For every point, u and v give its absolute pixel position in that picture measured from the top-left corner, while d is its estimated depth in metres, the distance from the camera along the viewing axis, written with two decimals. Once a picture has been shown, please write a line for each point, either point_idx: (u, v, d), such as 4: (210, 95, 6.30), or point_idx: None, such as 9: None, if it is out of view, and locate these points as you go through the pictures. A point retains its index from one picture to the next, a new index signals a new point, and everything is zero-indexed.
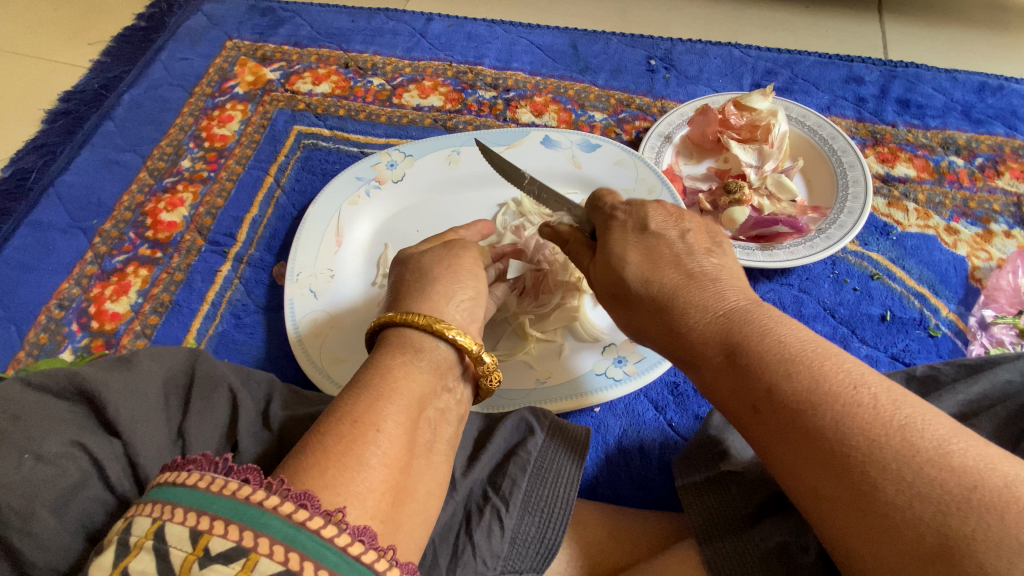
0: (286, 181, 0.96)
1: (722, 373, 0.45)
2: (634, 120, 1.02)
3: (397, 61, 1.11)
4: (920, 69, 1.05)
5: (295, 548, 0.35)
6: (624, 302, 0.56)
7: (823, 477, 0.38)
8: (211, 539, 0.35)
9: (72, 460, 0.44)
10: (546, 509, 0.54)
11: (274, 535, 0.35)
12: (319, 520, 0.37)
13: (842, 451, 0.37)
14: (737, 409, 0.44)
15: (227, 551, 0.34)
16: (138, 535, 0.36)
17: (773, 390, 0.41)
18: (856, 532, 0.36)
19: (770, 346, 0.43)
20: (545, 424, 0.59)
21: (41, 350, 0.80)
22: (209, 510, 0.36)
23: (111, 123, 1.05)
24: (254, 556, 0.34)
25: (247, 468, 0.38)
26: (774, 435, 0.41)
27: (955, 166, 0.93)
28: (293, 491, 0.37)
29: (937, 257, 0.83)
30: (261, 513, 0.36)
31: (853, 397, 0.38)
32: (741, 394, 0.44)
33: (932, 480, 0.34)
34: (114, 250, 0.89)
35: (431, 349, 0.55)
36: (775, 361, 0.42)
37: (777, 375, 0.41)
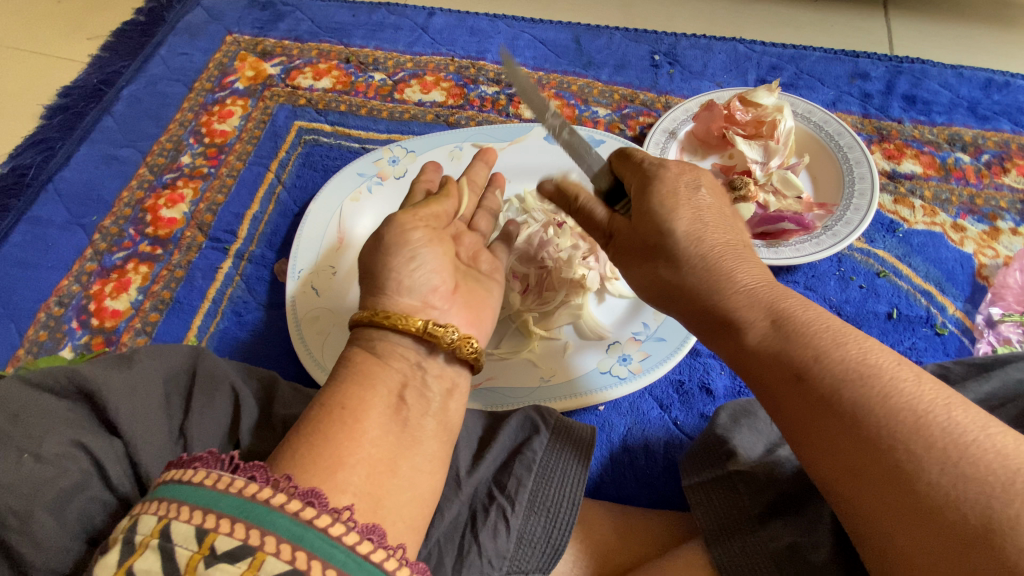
0: (287, 177, 0.95)
1: (765, 339, 0.45)
2: (637, 115, 1.01)
3: (399, 56, 1.10)
4: (926, 65, 1.04)
5: (301, 546, 0.35)
6: (658, 259, 0.53)
7: (863, 452, 0.38)
8: (217, 537, 0.35)
9: (73, 461, 0.44)
10: (552, 508, 0.53)
11: (280, 534, 0.35)
12: (327, 518, 0.37)
13: (889, 428, 0.38)
14: (773, 378, 0.44)
15: (233, 549, 0.35)
16: (144, 533, 0.36)
17: (821, 357, 0.42)
18: (895, 511, 0.36)
19: (814, 324, 0.44)
20: (550, 423, 0.58)
21: (41, 348, 0.79)
22: (215, 508, 0.36)
23: (111, 119, 1.04)
24: (260, 555, 0.35)
25: (252, 466, 0.38)
26: (814, 406, 0.41)
27: (962, 162, 0.92)
28: (299, 489, 0.38)
29: (943, 254, 0.83)
30: (267, 512, 0.36)
31: (900, 376, 0.39)
32: (782, 362, 0.43)
33: (976, 461, 0.35)
34: (114, 247, 0.88)
35: (398, 345, 0.53)
36: (824, 332, 0.43)
37: (827, 344, 0.42)
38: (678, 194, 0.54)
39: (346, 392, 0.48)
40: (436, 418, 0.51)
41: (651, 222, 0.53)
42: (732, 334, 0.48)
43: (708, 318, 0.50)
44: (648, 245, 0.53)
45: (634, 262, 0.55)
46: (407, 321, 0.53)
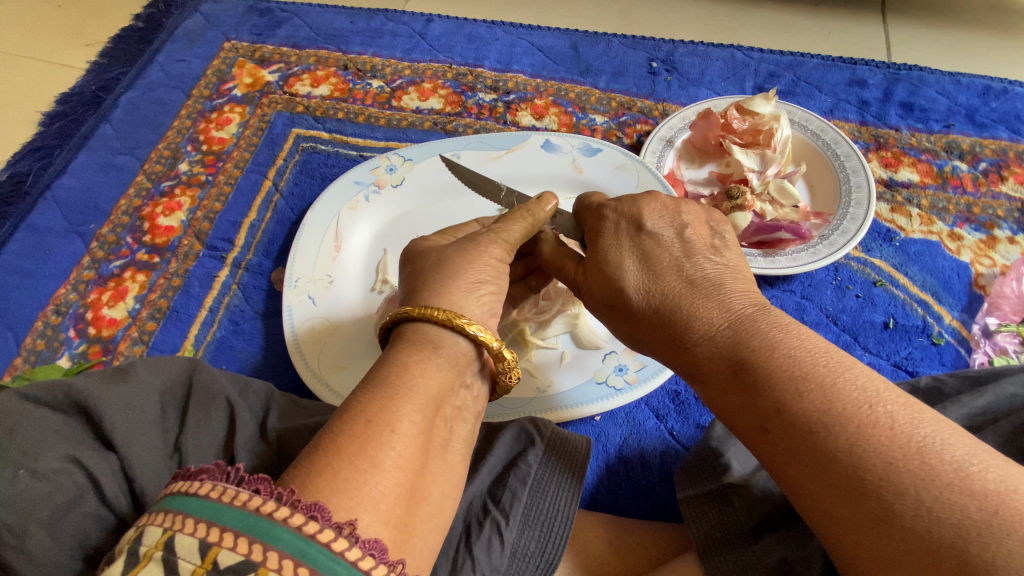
0: (285, 185, 0.95)
1: (730, 385, 0.46)
2: (635, 123, 1.01)
3: (397, 63, 1.10)
4: (923, 72, 1.04)
5: (305, 562, 0.33)
6: (619, 311, 0.55)
7: (836, 499, 0.38)
8: (219, 551, 0.32)
9: (67, 476, 0.44)
10: (546, 522, 0.53)
11: (284, 550, 0.33)
12: (330, 533, 0.34)
13: (858, 474, 0.37)
14: (744, 428, 0.45)
15: (235, 565, 0.32)
16: (149, 545, 0.33)
17: (784, 408, 0.41)
18: (869, 556, 0.36)
19: (779, 362, 0.43)
20: (545, 435, 0.58)
21: (38, 357, 0.79)
22: (219, 521, 0.34)
23: (109, 126, 1.04)
24: (262, 571, 0.32)
25: (258, 478, 0.35)
26: (784, 455, 0.41)
27: (959, 170, 0.92)
28: (304, 502, 0.35)
29: (940, 263, 0.83)
30: (271, 526, 0.33)
31: (869, 417, 0.38)
32: (750, 413, 0.44)
33: (951, 506, 0.34)
34: (111, 255, 0.88)
35: (451, 345, 0.50)
36: (785, 376, 0.42)
37: (790, 392, 0.41)
38: (625, 243, 0.55)
39: (383, 407, 0.43)
40: (465, 439, 0.51)
41: (607, 266, 0.55)
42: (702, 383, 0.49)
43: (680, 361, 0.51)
44: (605, 297, 0.56)
45: (595, 309, 0.59)
46: (465, 321, 0.51)
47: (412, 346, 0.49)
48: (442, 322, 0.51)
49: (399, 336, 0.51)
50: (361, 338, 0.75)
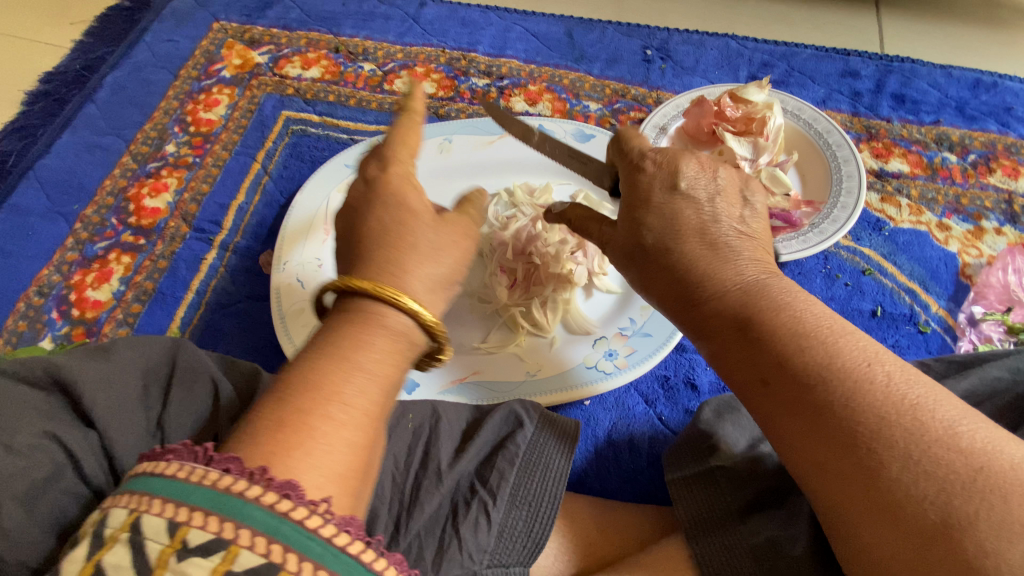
0: (274, 168, 0.94)
1: (734, 342, 0.46)
2: (629, 110, 1.01)
3: (389, 46, 1.09)
4: (915, 64, 1.04)
5: (277, 538, 0.32)
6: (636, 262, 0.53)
7: (828, 451, 0.39)
8: (189, 531, 0.32)
9: (45, 452, 0.43)
10: (534, 502, 0.53)
11: (255, 526, 0.32)
12: (303, 510, 0.34)
13: (853, 427, 0.38)
14: (743, 381, 0.45)
15: (206, 543, 0.31)
16: (114, 527, 0.33)
17: (785, 360, 0.42)
18: (853, 506, 0.38)
19: (785, 321, 0.44)
20: (535, 416, 0.58)
21: (20, 339, 0.77)
22: (187, 501, 0.33)
23: (94, 106, 1.02)
24: (234, 548, 0.31)
25: (227, 458, 0.35)
26: (780, 409, 0.42)
27: (948, 162, 0.93)
28: (277, 481, 0.34)
29: (928, 253, 0.83)
30: (242, 504, 0.33)
31: (868, 375, 0.39)
32: (749, 366, 0.44)
33: (939, 461, 0.35)
34: (96, 237, 0.87)
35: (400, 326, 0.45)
36: (791, 333, 0.43)
37: (794, 347, 0.42)
38: (658, 197, 0.52)
39: None
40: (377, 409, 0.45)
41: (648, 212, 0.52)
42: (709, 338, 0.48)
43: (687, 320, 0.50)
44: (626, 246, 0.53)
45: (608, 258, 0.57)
46: (414, 305, 0.44)
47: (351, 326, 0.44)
48: (388, 302, 0.44)
49: (340, 312, 0.45)
50: None
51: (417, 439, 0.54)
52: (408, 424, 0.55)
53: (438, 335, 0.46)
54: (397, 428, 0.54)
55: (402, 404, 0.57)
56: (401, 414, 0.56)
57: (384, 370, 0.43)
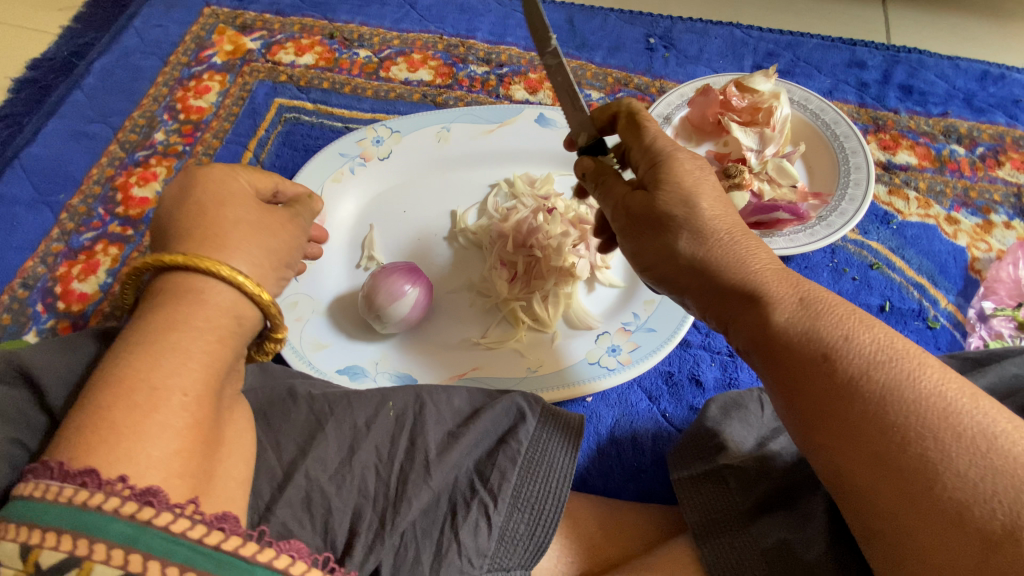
0: (266, 157, 0.91)
1: (793, 318, 0.43)
2: (631, 100, 0.99)
3: (385, 32, 1.06)
4: (923, 54, 1.02)
5: (137, 549, 0.31)
6: (664, 240, 0.49)
7: (893, 440, 0.38)
8: (40, 553, 0.31)
9: (6, 456, 0.40)
10: (537, 504, 0.51)
11: (111, 540, 0.31)
12: (168, 516, 0.33)
13: (918, 415, 0.38)
14: (794, 358, 0.42)
15: (57, 563, 0.30)
16: None
17: (850, 338, 0.41)
18: (914, 499, 0.37)
19: (843, 305, 0.43)
20: (537, 411, 0.56)
21: (3, 332, 0.75)
22: (40, 522, 0.32)
23: (81, 93, 0.99)
24: (87, 565, 0.30)
25: (83, 471, 0.33)
26: (838, 391, 0.40)
27: (956, 154, 0.91)
28: (136, 490, 0.33)
29: (936, 247, 0.82)
30: (99, 519, 0.32)
31: (928, 364, 0.40)
32: (807, 342, 0.42)
33: (1004, 455, 0.36)
34: (82, 227, 0.84)
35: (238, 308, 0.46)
36: (851, 316, 0.43)
37: (857, 330, 0.42)
38: (697, 177, 0.50)
39: None
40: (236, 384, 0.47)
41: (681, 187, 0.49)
42: (754, 311, 0.45)
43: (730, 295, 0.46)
44: (652, 221, 0.49)
45: (625, 238, 0.52)
46: (232, 272, 0.45)
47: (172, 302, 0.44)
48: (204, 272, 0.45)
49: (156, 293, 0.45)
50: (346, 316, 0.72)
51: (401, 428, 0.51)
52: (389, 413, 0.52)
53: (264, 303, 0.47)
54: (378, 417, 0.51)
55: (381, 391, 0.53)
56: (380, 402, 0.52)
57: (209, 350, 0.43)
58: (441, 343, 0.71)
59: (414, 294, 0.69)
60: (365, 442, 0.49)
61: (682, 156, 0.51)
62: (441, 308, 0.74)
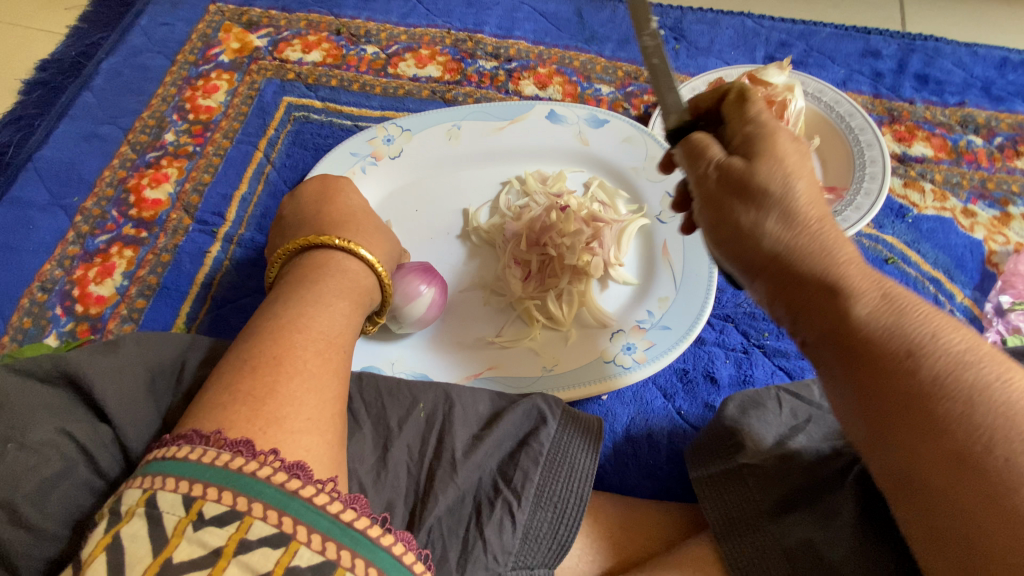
0: (277, 156, 0.91)
1: (875, 311, 0.40)
2: (642, 93, 0.97)
3: (392, 28, 1.05)
4: (939, 42, 1.00)
5: (287, 512, 0.35)
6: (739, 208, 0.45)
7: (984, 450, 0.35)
8: (204, 504, 0.35)
9: (56, 448, 0.42)
10: (559, 504, 0.51)
11: (267, 501, 0.35)
12: (311, 489, 0.37)
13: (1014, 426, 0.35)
14: (873, 352, 0.39)
15: (221, 514, 0.34)
16: (129, 504, 0.35)
17: (937, 335, 0.39)
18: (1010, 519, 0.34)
19: (928, 305, 0.41)
20: (558, 413, 0.56)
21: (25, 335, 0.76)
22: (200, 478, 0.36)
23: (90, 94, 0.99)
24: (248, 518, 0.34)
25: (238, 441, 0.38)
26: (923, 390, 0.37)
27: (973, 145, 0.90)
28: (285, 463, 0.38)
29: (953, 240, 0.81)
30: (254, 482, 0.36)
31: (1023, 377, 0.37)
32: (891, 336, 0.39)
33: None
34: (97, 230, 0.84)
35: (344, 273, 0.57)
36: (938, 315, 0.40)
37: (944, 330, 0.39)
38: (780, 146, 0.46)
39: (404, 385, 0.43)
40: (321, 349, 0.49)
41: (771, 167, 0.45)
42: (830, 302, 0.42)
43: (805, 282, 0.43)
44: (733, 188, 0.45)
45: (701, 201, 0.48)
46: (365, 253, 0.60)
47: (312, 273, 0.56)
48: (344, 251, 0.59)
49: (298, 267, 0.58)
50: None
51: (431, 428, 0.52)
52: (420, 414, 0.53)
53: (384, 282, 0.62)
54: (409, 418, 0.52)
55: (411, 391, 0.54)
56: (411, 403, 0.53)
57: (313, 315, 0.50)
58: (457, 342, 0.72)
59: (430, 294, 0.69)
60: (398, 442, 0.51)
61: (778, 146, 0.46)
62: (455, 308, 0.74)
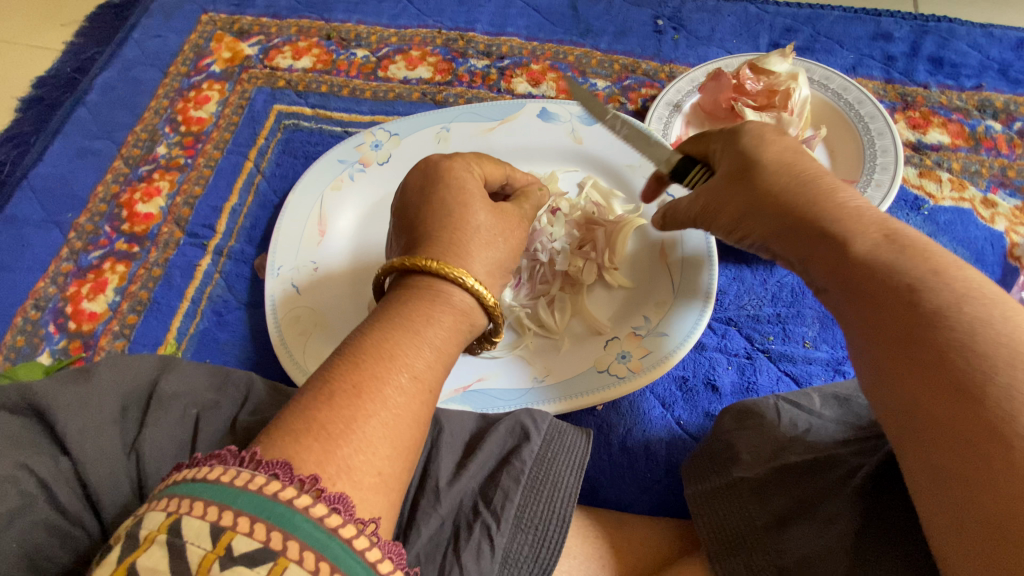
0: (267, 166, 0.90)
1: (874, 249, 0.44)
2: (640, 87, 0.94)
3: (382, 30, 1.03)
4: (953, 23, 0.95)
5: (325, 556, 0.31)
6: (744, 180, 0.55)
7: (970, 369, 0.36)
8: (234, 537, 0.31)
9: (13, 484, 0.42)
10: (541, 526, 0.49)
11: (304, 540, 0.31)
12: (352, 528, 0.33)
13: (996, 352, 0.36)
14: (874, 285, 0.42)
15: (252, 552, 0.31)
16: (150, 528, 0.32)
17: (938, 275, 0.40)
18: (983, 433, 0.34)
19: (936, 249, 0.42)
20: (542, 429, 0.54)
21: (19, 354, 0.76)
22: (233, 505, 0.32)
23: (84, 109, 0.99)
24: (283, 560, 0.31)
25: (275, 463, 0.34)
26: (919, 318, 0.39)
27: (992, 131, 0.84)
28: (326, 492, 0.34)
29: (972, 233, 0.76)
30: (291, 513, 0.32)
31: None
32: (891, 270, 0.42)
33: None
34: (90, 246, 0.84)
35: (446, 303, 0.48)
36: (943, 259, 0.42)
37: (948, 270, 0.41)
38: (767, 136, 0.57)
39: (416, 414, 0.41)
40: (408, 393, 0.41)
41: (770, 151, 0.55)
42: (831, 247, 0.47)
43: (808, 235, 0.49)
44: (738, 166, 0.56)
45: (716, 178, 0.58)
46: (474, 283, 0.49)
47: (415, 299, 0.48)
48: (447, 279, 0.49)
49: (400, 290, 0.50)
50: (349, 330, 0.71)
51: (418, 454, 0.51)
52: None
53: (492, 310, 0.51)
54: None
55: None
56: None
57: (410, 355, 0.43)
58: None
59: None
60: None
61: (769, 139, 0.56)
62: None
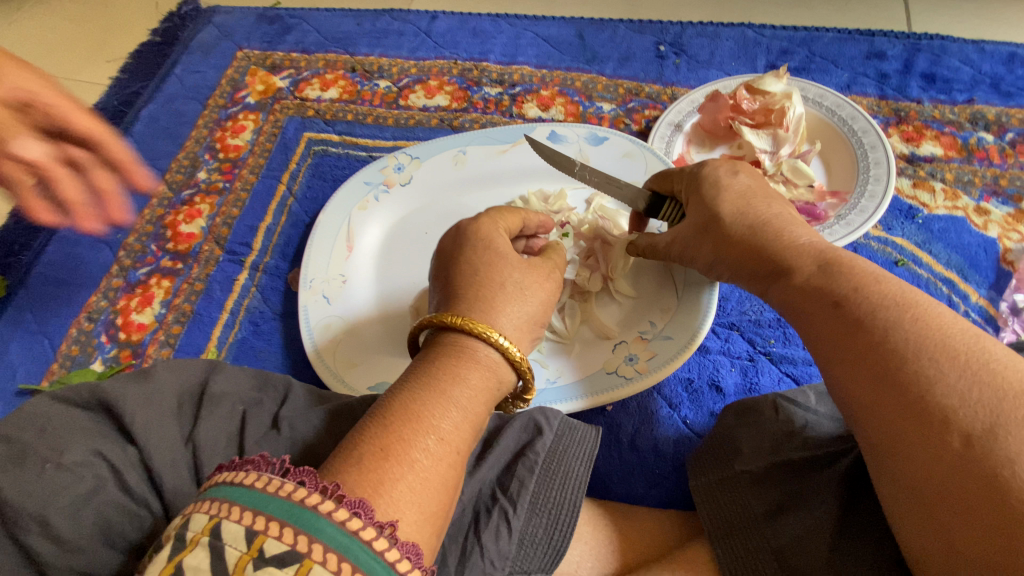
0: (298, 189, 0.97)
1: (809, 278, 0.53)
2: (643, 109, 1.00)
3: (403, 62, 1.11)
4: (945, 41, 0.99)
5: (347, 558, 0.36)
6: (704, 224, 0.63)
7: (885, 368, 0.45)
8: (265, 540, 0.36)
9: (89, 468, 0.48)
10: (554, 510, 0.54)
11: (327, 543, 0.36)
12: (371, 531, 0.38)
13: (902, 348, 0.44)
14: (812, 307, 0.52)
15: (281, 554, 0.35)
16: (195, 531, 0.37)
17: (859, 289, 0.49)
18: (900, 418, 0.43)
19: (857, 265, 0.52)
20: (554, 424, 0.58)
21: (74, 362, 0.83)
22: (264, 510, 0.37)
23: (131, 139, 1.08)
24: (307, 561, 0.35)
25: (302, 471, 0.40)
26: (846, 331, 0.48)
27: (984, 142, 0.88)
28: (347, 498, 0.39)
29: (966, 240, 0.80)
30: (315, 518, 0.37)
31: (927, 314, 0.46)
32: (822, 293, 0.51)
33: (986, 383, 0.41)
34: (137, 263, 0.92)
35: (473, 360, 0.53)
36: (862, 272, 0.51)
37: (865, 281, 0.50)
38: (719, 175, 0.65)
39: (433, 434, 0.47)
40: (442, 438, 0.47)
41: (723, 191, 0.63)
42: (782, 275, 0.56)
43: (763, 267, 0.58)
44: (698, 213, 0.64)
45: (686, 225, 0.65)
46: (500, 339, 0.54)
47: (445, 357, 0.53)
48: (476, 337, 0.54)
49: (434, 346, 0.55)
50: (376, 336, 0.77)
51: None
52: None
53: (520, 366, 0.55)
54: None
55: None
56: None
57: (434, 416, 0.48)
58: None
59: None
60: None
61: (722, 181, 0.64)
62: None
